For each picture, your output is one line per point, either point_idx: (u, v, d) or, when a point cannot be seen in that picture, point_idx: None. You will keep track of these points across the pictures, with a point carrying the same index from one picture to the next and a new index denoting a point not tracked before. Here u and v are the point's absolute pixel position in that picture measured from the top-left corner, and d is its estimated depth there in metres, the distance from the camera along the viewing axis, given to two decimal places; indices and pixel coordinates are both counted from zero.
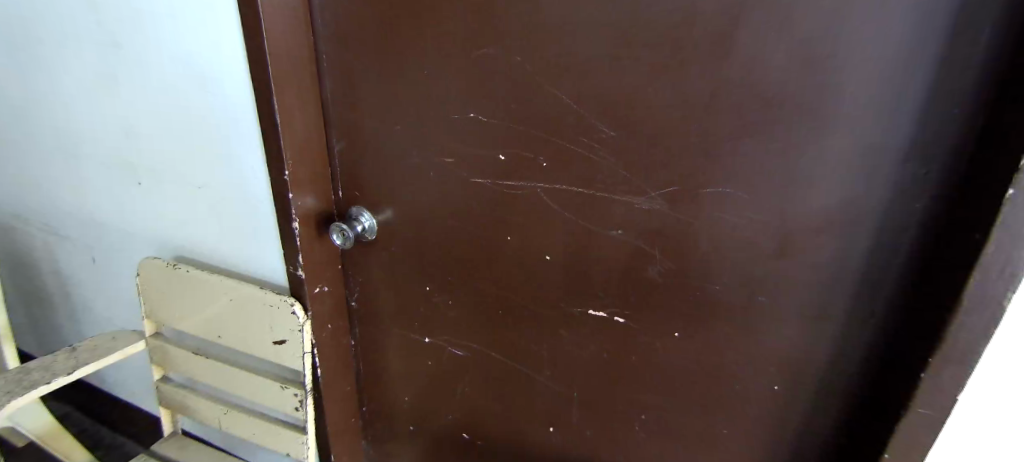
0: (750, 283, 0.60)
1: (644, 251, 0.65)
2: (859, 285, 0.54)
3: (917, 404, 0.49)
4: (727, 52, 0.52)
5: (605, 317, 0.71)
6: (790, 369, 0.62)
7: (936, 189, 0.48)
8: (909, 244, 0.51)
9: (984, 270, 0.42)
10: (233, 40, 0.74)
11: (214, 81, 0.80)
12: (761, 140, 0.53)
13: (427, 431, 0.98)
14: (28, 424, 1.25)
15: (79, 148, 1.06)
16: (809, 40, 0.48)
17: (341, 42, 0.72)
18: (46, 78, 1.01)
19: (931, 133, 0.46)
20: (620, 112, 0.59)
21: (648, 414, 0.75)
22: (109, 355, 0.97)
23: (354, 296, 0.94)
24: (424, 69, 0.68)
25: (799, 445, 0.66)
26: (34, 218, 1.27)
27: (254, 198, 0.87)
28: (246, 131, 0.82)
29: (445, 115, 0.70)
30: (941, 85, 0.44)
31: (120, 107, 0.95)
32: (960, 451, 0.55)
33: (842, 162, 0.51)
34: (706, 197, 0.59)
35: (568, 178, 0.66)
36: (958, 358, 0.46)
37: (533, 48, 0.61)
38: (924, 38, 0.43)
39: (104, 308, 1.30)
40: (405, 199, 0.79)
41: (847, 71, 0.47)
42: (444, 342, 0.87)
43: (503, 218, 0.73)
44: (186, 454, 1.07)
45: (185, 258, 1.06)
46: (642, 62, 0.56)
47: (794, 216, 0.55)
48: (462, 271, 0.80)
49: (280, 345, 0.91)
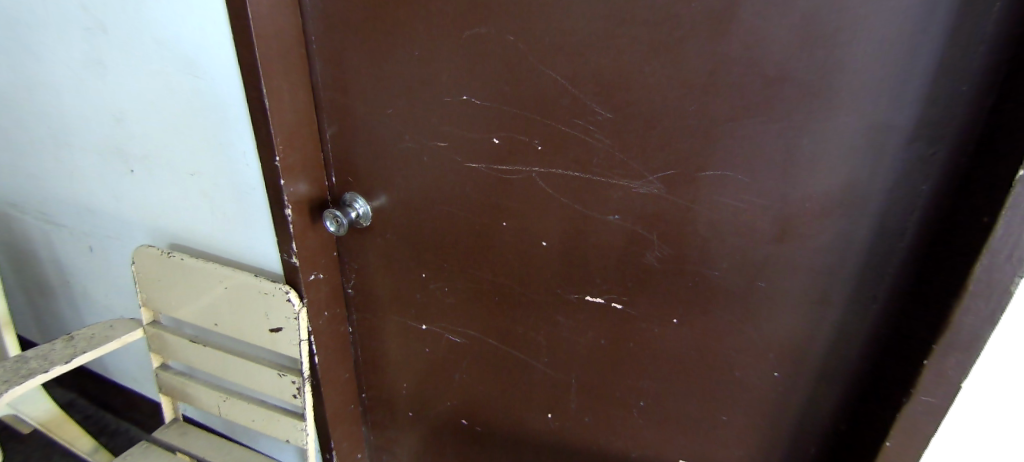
0: (749, 268, 0.59)
1: (642, 236, 0.63)
2: (862, 270, 0.53)
3: (919, 392, 0.48)
4: (727, 26, 0.49)
5: (603, 303, 0.70)
6: (790, 356, 0.61)
7: (942, 171, 0.46)
8: (913, 228, 0.49)
9: (992, 255, 0.41)
10: (219, 22, 0.72)
11: (201, 63, 0.78)
12: (762, 122, 0.51)
13: (426, 417, 0.98)
14: (30, 411, 1.24)
15: (70, 135, 1.04)
16: (811, 17, 0.46)
17: (329, 23, 0.70)
18: (32, 64, 0.99)
19: (937, 112, 0.44)
20: (617, 92, 0.57)
21: (647, 401, 0.74)
22: (106, 343, 0.97)
23: (350, 283, 0.93)
24: (415, 52, 0.66)
25: (799, 432, 0.65)
26: (29, 207, 1.26)
27: (246, 184, 0.86)
28: (236, 116, 0.80)
29: (437, 99, 0.68)
30: (949, 62, 0.43)
31: (108, 93, 0.93)
32: (960, 442, 0.54)
33: (845, 145, 0.49)
34: (705, 180, 0.57)
35: (563, 161, 0.64)
36: (965, 345, 0.45)
37: (527, 26, 0.59)
38: (933, 14, 0.42)
39: (102, 296, 1.30)
40: (398, 185, 0.78)
41: (850, 49, 0.45)
42: (442, 328, 0.86)
43: (499, 203, 0.71)
44: (188, 441, 1.07)
45: (181, 245, 1.05)
46: (640, 41, 0.54)
47: (795, 199, 0.53)
48: (458, 257, 0.78)
49: (275, 332, 0.90)
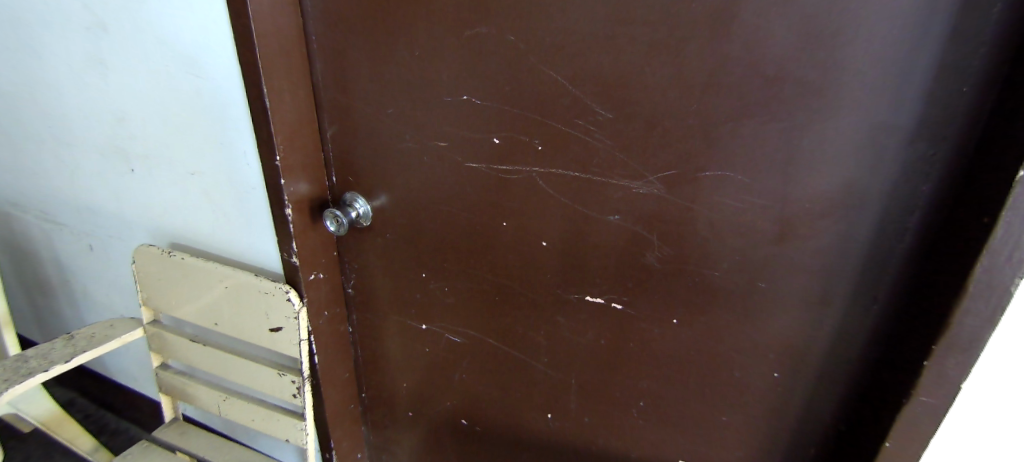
0: (749, 268, 0.59)
1: (642, 236, 0.63)
2: (862, 271, 0.53)
3: (919, 393, 0.48)
4: (727, 27, 0.49)
5: (603, 303, 0.70)
6: (790, 356, 0.61)
7: (942, 171, 0.46)
8: (914, 229, 0.49)
9: (992, 256, 0.41)
10: (220, 21, 0.72)
11: (201, 62, 0.78)
12: (762, 122, 0.51)
13: (426, 417, 0.98)
14: (30, 410, 1.24)
15: (70, 134, 1.04)
16: (811, 17, 0.46)
17: (330, 23, 0.70)
18: (33, 63, 0.99)
19: (937, 113, 0.44)
20: (617, 92, 0.57)
21: (646, 401, 0.74)
22: (106, 343, 0.97)
23: (350, 282, 0.93)
24: (415, 51, 0.66)
25: (799, 433, 0.65)
26: (30, 206, 1.26)
27: (247, 183, 0.86)
28: (237, 115, 0.80)
29: (438, 98, 0.68)
30: (949, 63, 0.43)
31: (109, 92, 0.93)
32: (960, 443, 0.54)
33: (844, 145, 0.49)
34: (705, 180, 0.57)
35: (564, 161, 0.64)
36: (965, 346, 0.45)
37: (527, 26, 0.59)
38: (934, 14, 0.42)
39: (102, 295, 1.30)
40: (398, 185, 0.78)
41: (850, 49, 0.45)
42: (442, 328, 0.86)
43: (499, 203, 0.71)
44: (188, 440, 1.07)
45: (181, 245, 1.05)
46: (640, 41, 0.54)
47: (795, 200, 0.53)
48: (458, 256, 0.78)
49: (275, 332, 0.90)
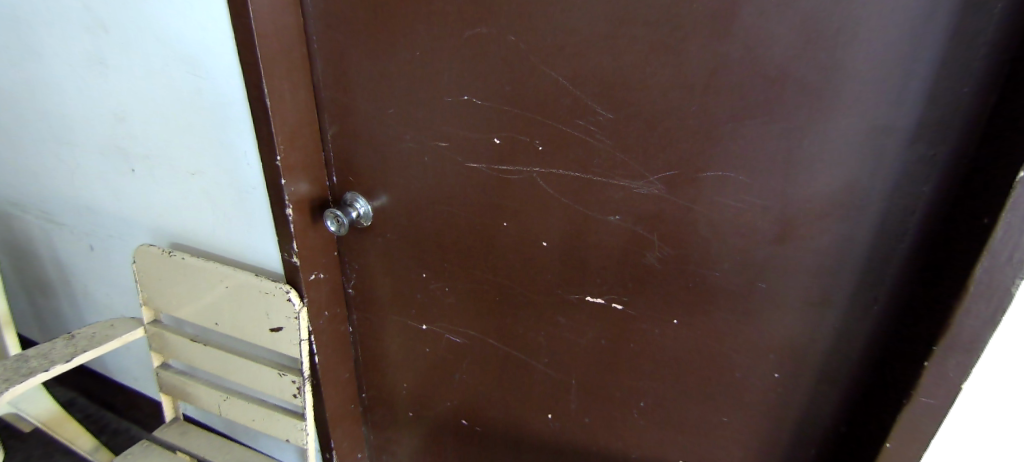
0: (749, 268, 0.59)
1: (643, 236, 0.63)
2: (862, 271, 0.53)
3: (919, 394, 0.48)
4: (728, 27, 0.49)
5: (603, 303, 0.70)
6: (791, 356, 0.61)
7: (943, 172, 0.46)
8: (914, 230, 0.49)
9: (992, 256, 0.41)
10: (220, 21, 0.72)
11: (201, 61, 0.78)
12: (762, 122, 0.51)
13: (426, 417, 0.98)
14: (30, 410, 1.24)
15: (71, 134, 1.04)
16: (812, 17, 0.46)
17: (330, 22, 0.70)
18: (34, 63, 0.99)
19: (938, 113, 0.44)
20: (618, 92, 0.57)
21: (647, 401, 0.74)
22: (107, 343, 0.97)
23: (351, 282, 0.93)
24: (416, 51, 0.66)
25: (799, 433, 0.65)
26: (30, 207, 1.26)
27: (247, 183, 0.86)
28: (237, 114, 0.80)
29: (438, 98, 0.68)
30: (949, 63, 0.43)
31: (109, 92, 0.93)
32: (960, 443, 0.54)
33: (845, 146, 0.49)
34: (705, 180, 0.57)
35: (564, 161, 0.64)
36: (965, 346, 0.45)
37: (528, 26, 0.59)
38: (935, 15, 0.42)
39: (103, 295, 1.30)
40: (398, 185, 0.78)
41: (850, 49, 0.45)
42: (442, 328, 0.86)
43: (500, 203, 0.71)
44: (188, 440, 1.07)
45: (182, 244, 1.05)
46: (641, 42, 0.54)
47: (795, 200, 0.53)
48: (459, 257, 0.78)
49: (276, 331, 0.90)
